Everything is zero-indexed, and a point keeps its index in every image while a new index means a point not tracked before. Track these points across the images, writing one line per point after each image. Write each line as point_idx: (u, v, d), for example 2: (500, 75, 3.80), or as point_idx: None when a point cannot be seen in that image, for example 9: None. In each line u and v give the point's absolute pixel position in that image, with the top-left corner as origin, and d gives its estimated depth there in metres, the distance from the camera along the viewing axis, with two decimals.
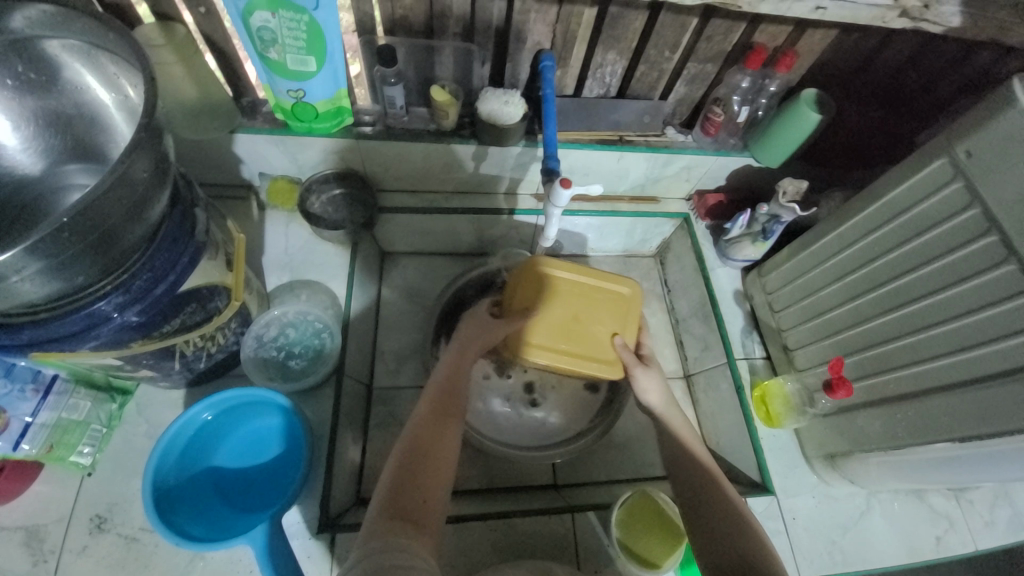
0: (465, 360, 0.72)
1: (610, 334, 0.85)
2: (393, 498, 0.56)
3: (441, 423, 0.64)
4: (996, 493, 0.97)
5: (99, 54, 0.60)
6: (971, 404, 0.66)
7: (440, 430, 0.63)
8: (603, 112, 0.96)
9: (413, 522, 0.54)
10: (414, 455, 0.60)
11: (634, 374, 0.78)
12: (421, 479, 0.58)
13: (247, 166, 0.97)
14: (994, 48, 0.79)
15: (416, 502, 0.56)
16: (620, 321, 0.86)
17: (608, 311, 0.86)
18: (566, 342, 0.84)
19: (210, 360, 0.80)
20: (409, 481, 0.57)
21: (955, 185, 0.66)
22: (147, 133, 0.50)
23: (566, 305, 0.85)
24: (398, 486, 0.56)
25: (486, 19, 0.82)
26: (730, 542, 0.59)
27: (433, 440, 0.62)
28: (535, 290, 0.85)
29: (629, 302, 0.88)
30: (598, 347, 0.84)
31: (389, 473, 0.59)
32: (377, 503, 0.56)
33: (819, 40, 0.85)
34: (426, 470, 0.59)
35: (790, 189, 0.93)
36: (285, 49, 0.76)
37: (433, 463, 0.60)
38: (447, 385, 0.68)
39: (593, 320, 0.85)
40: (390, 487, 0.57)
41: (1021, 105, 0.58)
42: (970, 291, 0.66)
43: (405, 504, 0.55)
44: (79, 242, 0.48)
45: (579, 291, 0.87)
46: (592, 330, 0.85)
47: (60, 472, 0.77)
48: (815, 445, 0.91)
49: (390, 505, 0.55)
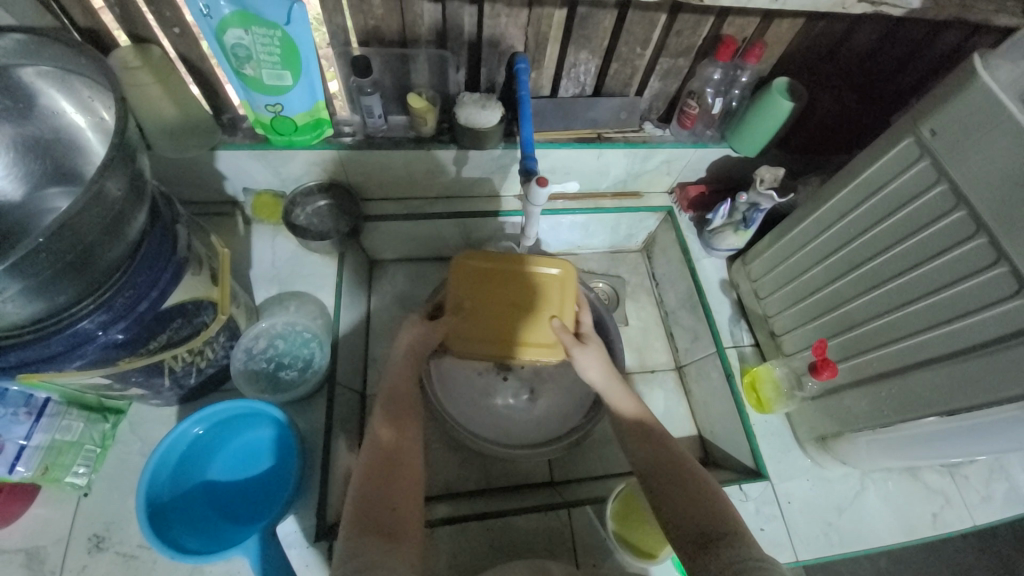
0: (412, 369, 0.77)
1: (546, 317, 0.87)
2: (363, 511, 0.59)
3: (399, 432, 0.69)
4: (991, 468, 0.97)
5: (73, 79, 0.62)
6: (953, 377, 0.66)
7: (399, 440, 0.68)
8: (580, 110, 0.98)
9: (386, 533, 0.57)
10: (376, 466, 0.64)
11: (572, 355, 0.80)
12: (388, 489, 0.62)
13: (231, 182, 0.98)
14: (961, 28, 0.80)
15: (386, 514, 0.59)
16: (555, 303, 0.87)
17: (545, 293, 0.88)
18: (505, 332, 0.88)
19: (201, 375, 0.81)
20: (376, 492, 0.61)
21: (923, 163, 0.68)
22: (119, 152, 0.51)
23: (500, 296, 0.88)
24: (366, 499, 0.59)
25: (457, 25, 0.83)
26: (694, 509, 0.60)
27: (395, 450, 0.66)
28: (467, 287, 0.87)
29: (561, 279, 0.87)
30: (535, 331, 0.88)
31: (356, 489, 0.61)
32: (348, 519, 0.58)
33: (787, 29, 0.86)
34: (391, 479, 0.63)
35: (767, 177, 0.95)
36: (260, 64, 0.78)
37: (394, 472, 0.64)
38: (392, 393, 0.73)
39: (528, 306, 0.87)
40: (356, 501, 0.60)
41: (980, 82, 0.60)
42: (943, 266, 0.67)
43: (374, 516, 0.58)
44: (57, 261, 0.48)
45: (512, 278, 0.88)
46: (528, 317, 0.88)
47: (57, 494, 0.78)
48: (807, 429, 0.92)
49: (360, 519, 0.58)
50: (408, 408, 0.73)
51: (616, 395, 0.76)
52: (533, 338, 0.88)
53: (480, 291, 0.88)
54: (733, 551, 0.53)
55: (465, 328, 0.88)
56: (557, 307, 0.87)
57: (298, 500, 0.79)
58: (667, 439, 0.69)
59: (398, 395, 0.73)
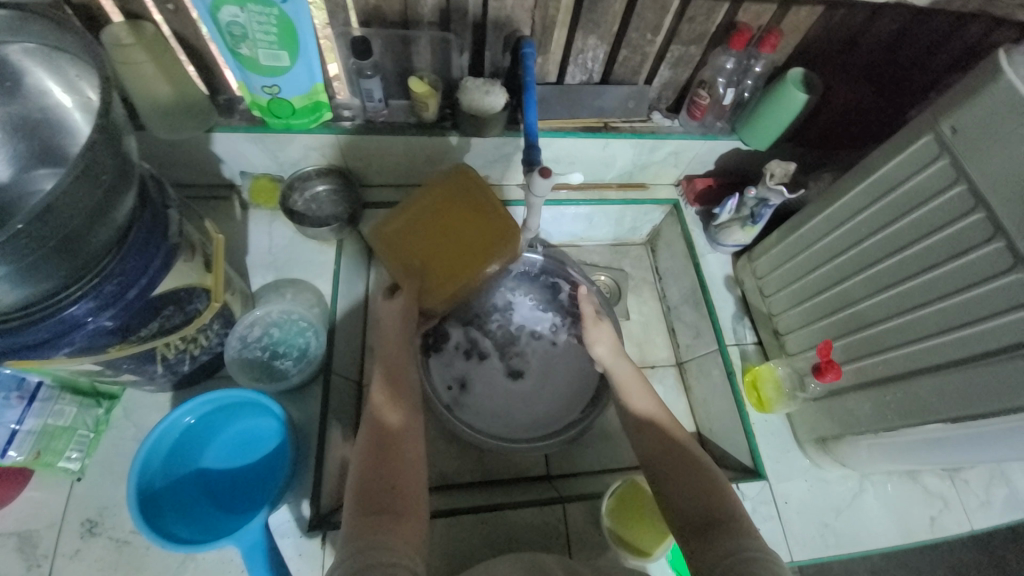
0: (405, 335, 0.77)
1: (483, 219, 0.86)
2: (366, 495, 0.59)
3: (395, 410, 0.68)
4: (992, 474, 0.96)
5: (59, 57, 0.60)
6: (960, 386, 0.65)
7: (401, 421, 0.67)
8: (586, 98, 0.94)
9: (392, 514, 0.57)
10: (374, 445, 0.63)
11: (586, 328, 0.85)
12: (394, 469, 0.62)
13: (228, 165, 0.96)
14: (985, 22, 0.77)
15: (386, 497, 0.59)
16: (468, 204, 0.87)
17: (462, 209, 0.87)
18: (456, 261, 0.84)
19: (195, 362, 0.80)
20: (376, 475, 0.61)
21: (942, 162, 0.65)
22: (103, 134, 0.49)
23: (427, 232, 0.86)
24: (367, 483, 0.60)
25: (461, 6, 0.80)
26: (699, 509, 0.61)
27: (396, 430, 0.65)
28: (402, 243, 0.85)
29: (460, 183, 0.88)
30: (478, 236, 0.86)
31: (359, 468, 0.61)
32: (350, 504, 0.58)
33: (805, 17, 0.83)
34: (389, 457, 0.63)
35: (777, 172, 0.92)
36: (256, 44, 0.75)
37: (394, 451, 0.63)
38: (391, 370, 0.73)
39: (454, 225, 0.86)
40: (358, 485, 0.60)
41: (1005, 78, 0.57)
42: (957, 270, 0.65)
43: (378, 499, 0.58)
44: (40, 247, 0.47)
45: (423, 214, 0.87)
46: (461, 232, 0.86)
47: (50, 478, 0.77)
48: (807, 429, 0.91)
49: (364, 503, 0.58)
50: (403, 391, 0.71)
51: (643, 393, 0.76)
52: (479, 240, 0.86)
53: (409, 244, 0.85)
54: (729, 542, 0.55)
55: (425, 284, 0.83)
56: (477, 214, 0.86)
57: (291, 489, 0.79)
58: (682, 439, 0.69)
59: (397, 378, 0.72)
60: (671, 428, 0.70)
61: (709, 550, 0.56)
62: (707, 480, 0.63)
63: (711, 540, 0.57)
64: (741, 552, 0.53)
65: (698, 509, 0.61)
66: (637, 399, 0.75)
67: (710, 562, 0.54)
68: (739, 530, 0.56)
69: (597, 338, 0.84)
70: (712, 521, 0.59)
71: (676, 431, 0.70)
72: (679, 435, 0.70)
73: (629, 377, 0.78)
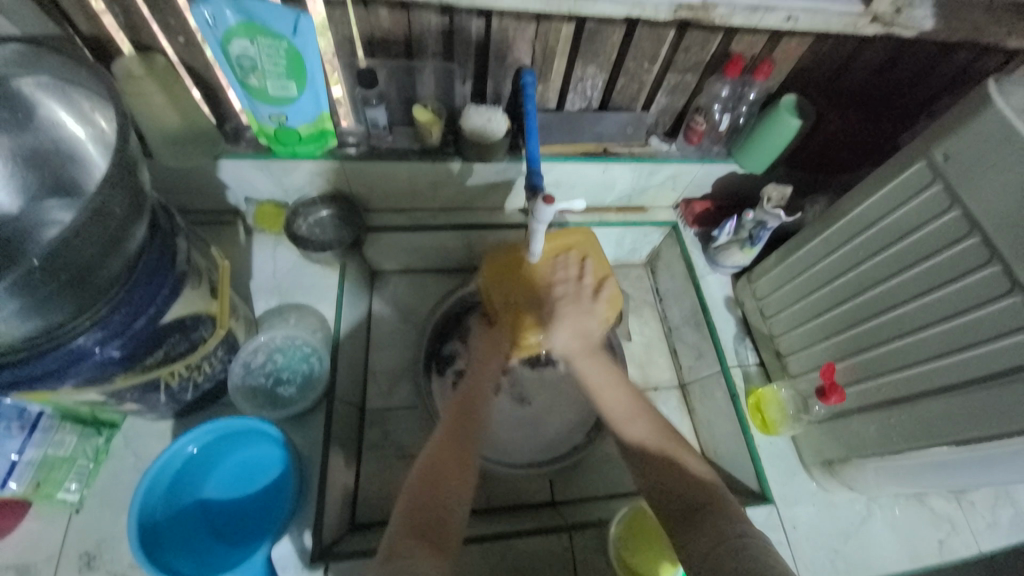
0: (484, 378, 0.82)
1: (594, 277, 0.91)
2: (414, 519, 0.59)
3: (450, 441, 0.69)
4: (997, 495, 0.96)
5: (73, 91, 0.61)
6: (965, 408, 0.65)
7: (449, 450, 0.68)
8: (586, 125, 0.97)
9: (433, 542, 0.56)
10: (428, 477, 0.64)
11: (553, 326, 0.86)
12: (443, 495, 0.62)
13: (233, 191, 0.96)
14: (971, 48, 0.80)
15: (433, 522, 0.59)
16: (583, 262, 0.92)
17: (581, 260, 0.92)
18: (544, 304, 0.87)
19: (198, 390, 0.79)
20: (426, 501, 0.61)
21: (935, 188, 0.67)
22: (120, 168, 0.50)
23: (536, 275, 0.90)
24: (419, 507, 0.60)
25: (465, 38, 0.82)
26: (687, 497, 0.63)
27: (441, 464, 0.65)
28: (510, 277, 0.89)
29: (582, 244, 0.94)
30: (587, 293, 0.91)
31: (407, 493, 0.62)
32: (396, 523, 0.59)
33: (796, 47, 0.85)
34: (446, 488, 0.63)
35: (774, 196, 0.94)
36: (265, 75, 0.77)
37: (448, 486, 0.63)
38: (460, 406, 0.76)
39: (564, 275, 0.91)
40: (409, 507, 0.60)
41: (996, 106, 0.59)
42: (954, 294, 0.66)
43: (423, 525, 0.58)
44: (52, 281, 0.47)
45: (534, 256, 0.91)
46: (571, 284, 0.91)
47: (48, 510, 0.76)
48: (813, 453, 0.91)
49: (412, 526, 0.58)
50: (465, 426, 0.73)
51: (614, 392, 0.78)
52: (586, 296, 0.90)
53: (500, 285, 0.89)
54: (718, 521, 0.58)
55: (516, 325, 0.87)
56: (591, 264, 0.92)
57: (294, 519, 0.77)
58: (644, 436, 0.71)
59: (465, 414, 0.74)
60: (630, 426, 0.73)
61: (704, 533, 0.58)
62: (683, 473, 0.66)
63: (700, 521, 0.59)
64: (735, 537, 0.56)
65: (679, 499, 0.64)
66: (604, 394, 0.78)
67: (705, 546, 0.56)
68: (726, 515, 0.59)
69: (569, 320, 0.85)
70: (699, 505, 0.62)
71: (628, 427, 0.73)
72: (641, 430, 0.72)
73: (591, 369, 0.81)
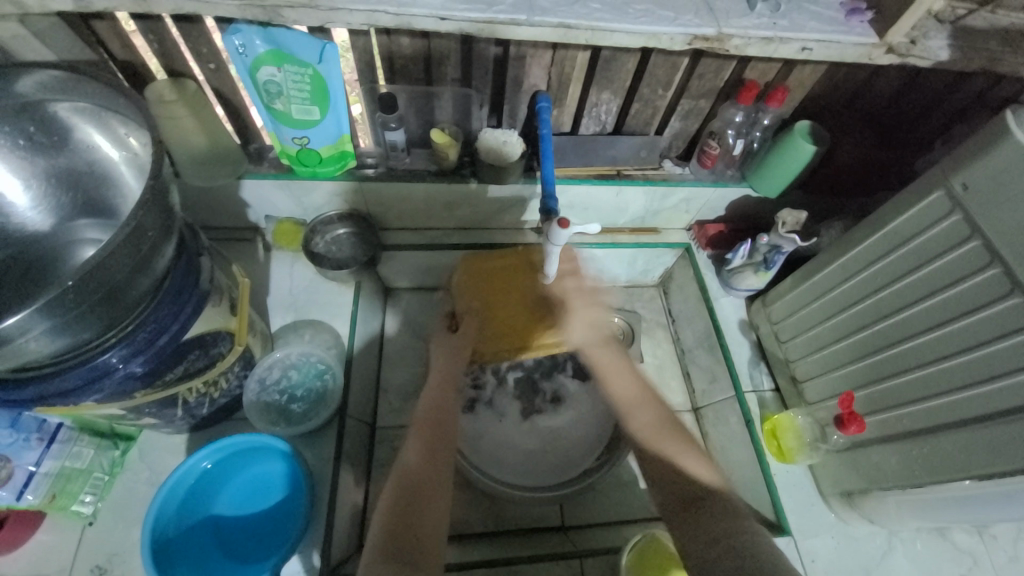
0: (455, 368, 0.80)
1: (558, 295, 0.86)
2: (391, 534, 0.60)
3: (424, 449, 0.69)
4: (1022, 529, 0.92)
5: (109, 116, 0.63)
6: (988, 443, 0.64)
7: (424, 459, 0.68)
8: (600, 148, 0.98)
9: (417, 556, 0.58)
10: (404, 493, 0.64)
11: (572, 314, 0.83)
12: (419, 509, 0.63)
13: (253, 209, 0.99)
14: (985, 77, 0.80)
15: (410, 533, 0.60)
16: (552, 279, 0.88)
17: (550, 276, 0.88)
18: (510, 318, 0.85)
19: (213, 405, 0.80)
20: (400, 516, 0.62)
21: (954, 218, 0.66)
22: (153, 193, 0.52)
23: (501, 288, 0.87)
24: (397, 522, 0.61)
25: (483, 65, 0.84)
26: (682, 490, 0.66)
27: (419, 474, 0.66)
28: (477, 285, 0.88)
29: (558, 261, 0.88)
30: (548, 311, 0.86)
31: (385, 507, 0.64)
32: (374, 538, 0.60)
33: (809, 75, 0.86)
34: (425, 500, 0.64)
35: (789, 220, 0.94)
36: (290, 100, 0.80)
37: (425, 496, 0.64)
38: (437, 410, 0.74)
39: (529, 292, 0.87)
40: (386, 522, 0.61)
41: (1015, 138, 0.58)
42: (973, 325, 0.65)
43: (405, 537, 0.60)
44: (83, 302, 0.49)
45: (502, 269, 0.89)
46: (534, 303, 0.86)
47: (62, 522, 0.77)
48: (831, 482, 0.88)
49: (388, 540, 0.59)
50: (442, 427, 0.72)
51: (620, 372, 0.79)
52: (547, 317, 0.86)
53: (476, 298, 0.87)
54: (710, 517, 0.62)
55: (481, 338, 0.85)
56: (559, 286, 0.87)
57: (303, 538, 0.77)
58: (649, 425, 0.73)
59: (438, 415, 0.73)
60: (636, 412, 0.75)
61: (699, 528, 0.61)
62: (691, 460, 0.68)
63: (696, 515, 0.63)
64: (730, 538, 0.59)
65: (676, 489, 0.66)
66: (613, 378, 0.79)
67: (699, 543, 0.60)
68: (719, 512, 0.62)
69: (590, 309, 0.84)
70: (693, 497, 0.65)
71: (638, 413, 0.75)
72: (645, 419, 0.74)
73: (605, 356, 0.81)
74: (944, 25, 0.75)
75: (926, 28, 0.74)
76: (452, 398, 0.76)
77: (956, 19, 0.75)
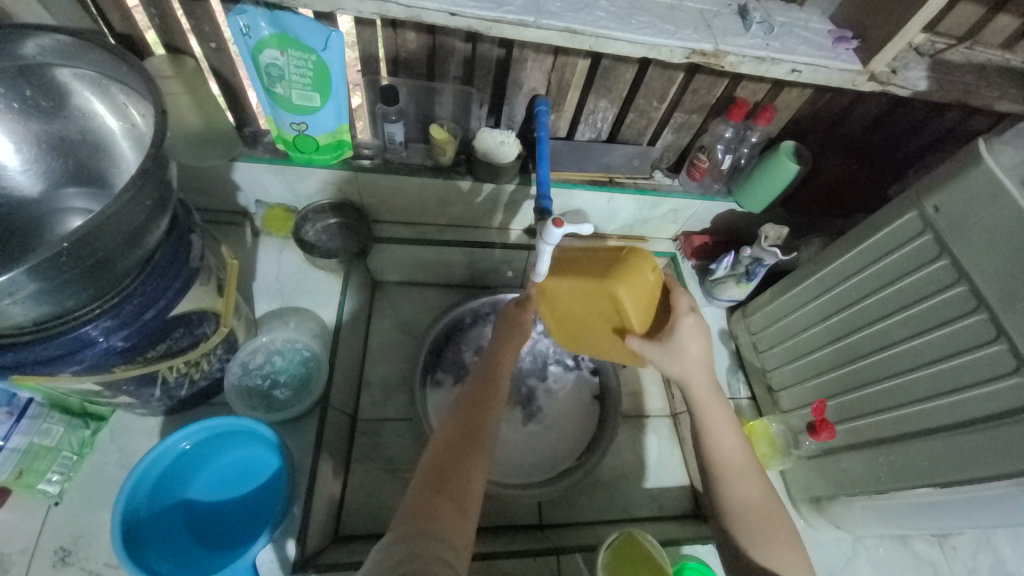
0: (509, 345, 0.76)
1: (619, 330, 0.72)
2: (435, 481, 0.56)
3: (478, 405, 0.65)
4: (978, 541, 0.97)
5: (109, 84, 0.62)
6: (949, 451, 0.67)
7: (478, 414, 0.64)
8: (594, 154, 1.00)
9: (456, 504, 0.54)
10: (456, 439, 0.61)
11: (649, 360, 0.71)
12: (466, 462, 0.59)
13: (245, 193, 0.98)
14: (961, 109, 0.86)
15: (454, 486, 0.56)
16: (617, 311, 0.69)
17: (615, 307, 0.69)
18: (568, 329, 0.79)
19: (193, 387, 0.79)
20: (448, 465, 0.58)
21: (925, 237, 0.70)
22: (153, 161, 0.51)
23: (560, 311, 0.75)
24: (441, 469, 0.57)
25: (485, 64, 0.86)
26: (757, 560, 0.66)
27: (470, 428, 0.62)
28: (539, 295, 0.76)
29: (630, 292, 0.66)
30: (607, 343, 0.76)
31: (431, 454, 0.60)
32: (415, 483, 0.57)
33: (796, 97, 0.91)
34: (472, 451, 0.60)
35: (771, 234, 0.98)
36: (291, 84, 0.79)
37: (477, 448, 0.61)
38: (490, 371, 0.71)
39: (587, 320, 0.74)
40: (429, 472, 0.58)
41: (984, 165, 0.63)
42: (943, 338, 0.69)
43: (449, 485, 0.56)
44: (74, 267, 0.48)
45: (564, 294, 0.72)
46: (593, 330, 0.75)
47: (27, 501, 0.74)
48: (800, 488, 0.92)
49: (432, 487, 0.55)
50: (497, 386, 0.69)
51: (727, 433, 0.71)
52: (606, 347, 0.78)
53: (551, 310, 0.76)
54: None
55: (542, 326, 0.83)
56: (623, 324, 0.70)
57: (279, 526, 0.75)
58: (756, 500, 0.68)
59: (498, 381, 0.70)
60: (738, 482, 0.69)
61: None
62: (783, 534, 0.67)
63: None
64: None
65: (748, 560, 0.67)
66: (720, 441, 0.70)
67: None
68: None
69: (690, 348, 0.69)
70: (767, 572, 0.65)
71: (736, 482, 0.69)
72: (746, 490, 0.69)
73: (707, 401, 0.71)
74: (924, 58, 0.79)
75: (906, 59, 0.78)
76: (508, 364, 0.73)
77: (935, 52, 0.80)
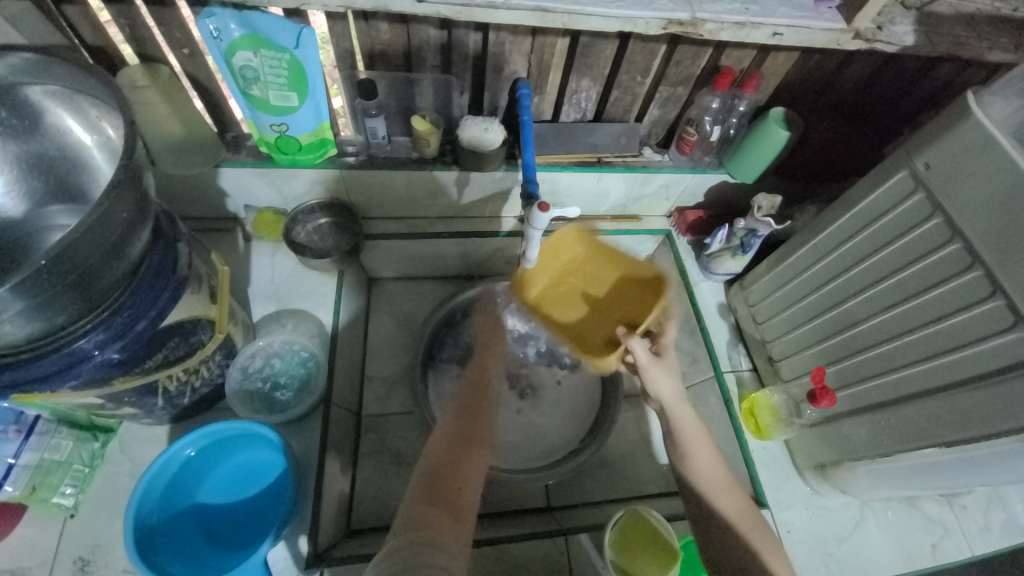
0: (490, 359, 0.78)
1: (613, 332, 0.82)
2: (433, 486, 0.56)
3: (470, 414, 0.66)
4: (989, 498, 0.97)
5: (82, 100, 0.62)
6: (951, 410, 0.67)
7: (472, 421, 0.65)
8: (581, 136, 0.99)
9: (453, 511, 0.53)
10: (454, 443, 0.61)
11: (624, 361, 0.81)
12: (462, 468, 0.59)
13: (233, 199, 0.98)
14: (954, 62, 0.84)
15: (451, 491, 0.56)
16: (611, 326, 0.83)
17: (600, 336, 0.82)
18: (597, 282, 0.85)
19: (195, 394, 0.80)
20: (447, 469, 0.58)
21: (918, 196, 0.69)
22: (126, 172, 0.51)
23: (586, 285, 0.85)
24: (439, 472, 0.57)
25: (462, 50, 0.84)
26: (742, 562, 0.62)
27: (463, 431, 0.63)
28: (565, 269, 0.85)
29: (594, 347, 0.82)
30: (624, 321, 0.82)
31: (432, 457, 0.60)
32: (416, 487, 0.56)
33: (782, 62, 0.88)
34: (468, 458, 0.60)
35: (764, 204, 0.96)
36: (267, 85, 0.79)
37: (471, 454, 0.61)
38: (480, 382, 0.72)
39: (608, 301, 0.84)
40: (430, 476, 0.57)
41: (974, 118, 0.61)
42: (938, 298, 0.68)
43: (445, 493, 0.55)
44: (57, 282, 0.48)
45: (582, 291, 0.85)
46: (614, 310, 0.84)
47: (43, 515, 0.76)
48: (805, 456, 0.92)
49: (431, 491, 0.55)
50: (485, 397, 0.70)
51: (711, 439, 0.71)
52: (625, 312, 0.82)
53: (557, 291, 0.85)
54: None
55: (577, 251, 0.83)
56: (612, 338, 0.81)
57: (290, 524, 0.77)
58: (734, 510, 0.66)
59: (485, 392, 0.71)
60: (725, 485, 0.68)
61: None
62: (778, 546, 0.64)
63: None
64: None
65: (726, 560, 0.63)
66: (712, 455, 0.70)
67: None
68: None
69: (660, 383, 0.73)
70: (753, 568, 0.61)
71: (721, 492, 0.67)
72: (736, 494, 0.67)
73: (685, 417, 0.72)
74: (910, 12, 0.78)
75: (892, 14, 0.77)
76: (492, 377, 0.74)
77: (923, 5, 0.78)
